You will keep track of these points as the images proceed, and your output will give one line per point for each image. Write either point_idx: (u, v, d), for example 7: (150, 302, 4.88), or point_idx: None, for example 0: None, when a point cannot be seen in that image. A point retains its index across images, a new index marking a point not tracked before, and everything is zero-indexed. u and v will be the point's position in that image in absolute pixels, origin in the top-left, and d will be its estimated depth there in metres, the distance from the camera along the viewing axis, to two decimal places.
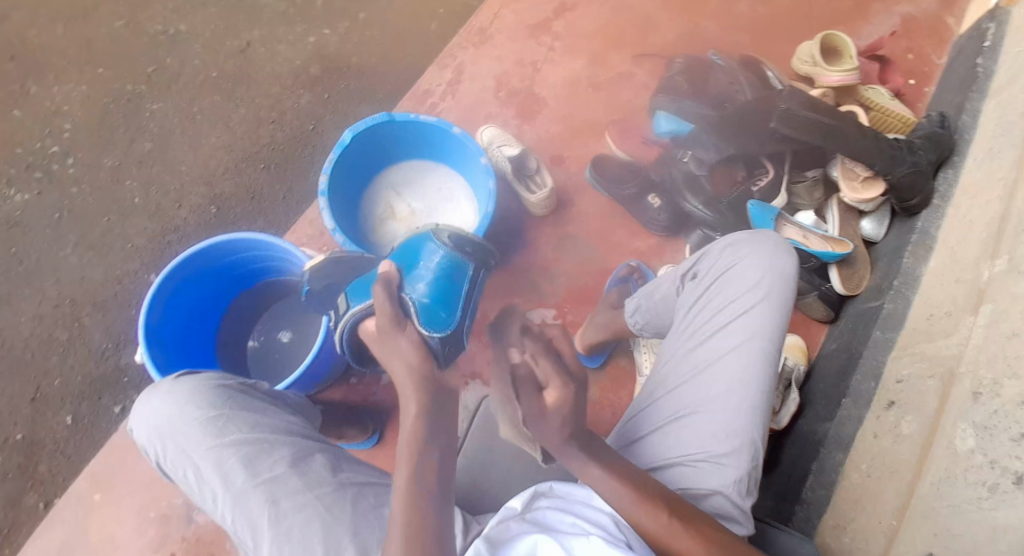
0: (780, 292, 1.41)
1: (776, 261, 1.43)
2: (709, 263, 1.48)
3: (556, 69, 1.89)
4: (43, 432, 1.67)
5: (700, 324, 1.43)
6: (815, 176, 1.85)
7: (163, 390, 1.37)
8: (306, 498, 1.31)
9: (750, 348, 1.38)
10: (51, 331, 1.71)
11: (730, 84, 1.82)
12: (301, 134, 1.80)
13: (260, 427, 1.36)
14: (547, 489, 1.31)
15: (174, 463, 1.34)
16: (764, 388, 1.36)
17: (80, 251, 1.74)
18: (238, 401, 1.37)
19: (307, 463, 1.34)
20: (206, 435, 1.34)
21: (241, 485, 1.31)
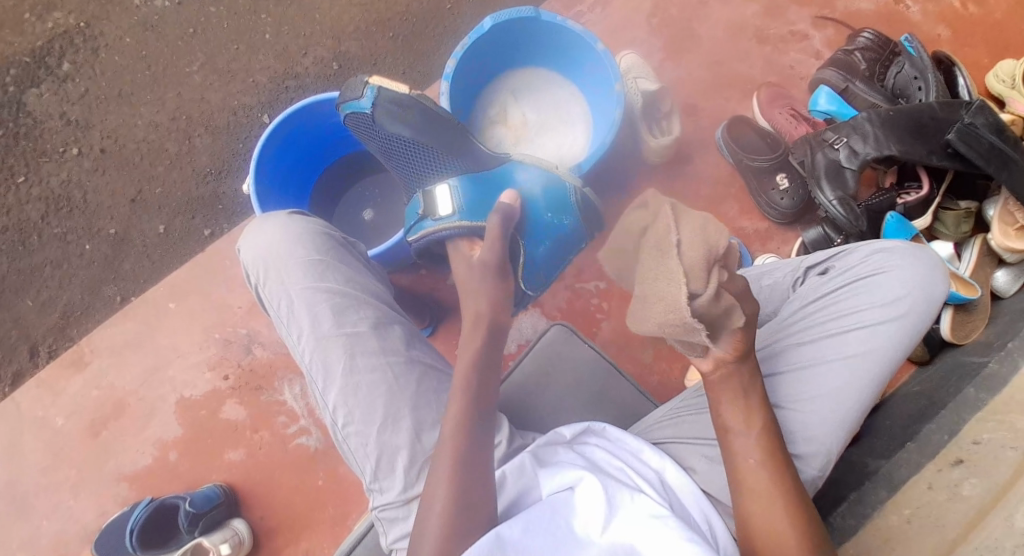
0: (915, 316, 1.31)
1: (927, 284, 1.32)
2: (848, 262, 1.38)
3: (721, 10, 1.71)
4: (135, 232, 1.77)
5: (814, 320, 1.35)
6: (969, 208, 1.64)
7: (276, 223, 1.42)
8: (379, 361, 1.33)
9: (862, 361, 1.29)
10: (163, 141, 1.77)
11: (913, 79, 1.59)
12: (437, 11, 1.72)
13: (354, 283, 1.39)
14: (599, 428, 1.30)
15: (272, 292, 1.38)
16: (861, 404, 1.28)
17: (204, 72, 1.77)
18: (340, 255, 1.41)
19: (388, 329, 1.36)
20: (306, 275, 1.38)
21: (325, 330, 1.34)
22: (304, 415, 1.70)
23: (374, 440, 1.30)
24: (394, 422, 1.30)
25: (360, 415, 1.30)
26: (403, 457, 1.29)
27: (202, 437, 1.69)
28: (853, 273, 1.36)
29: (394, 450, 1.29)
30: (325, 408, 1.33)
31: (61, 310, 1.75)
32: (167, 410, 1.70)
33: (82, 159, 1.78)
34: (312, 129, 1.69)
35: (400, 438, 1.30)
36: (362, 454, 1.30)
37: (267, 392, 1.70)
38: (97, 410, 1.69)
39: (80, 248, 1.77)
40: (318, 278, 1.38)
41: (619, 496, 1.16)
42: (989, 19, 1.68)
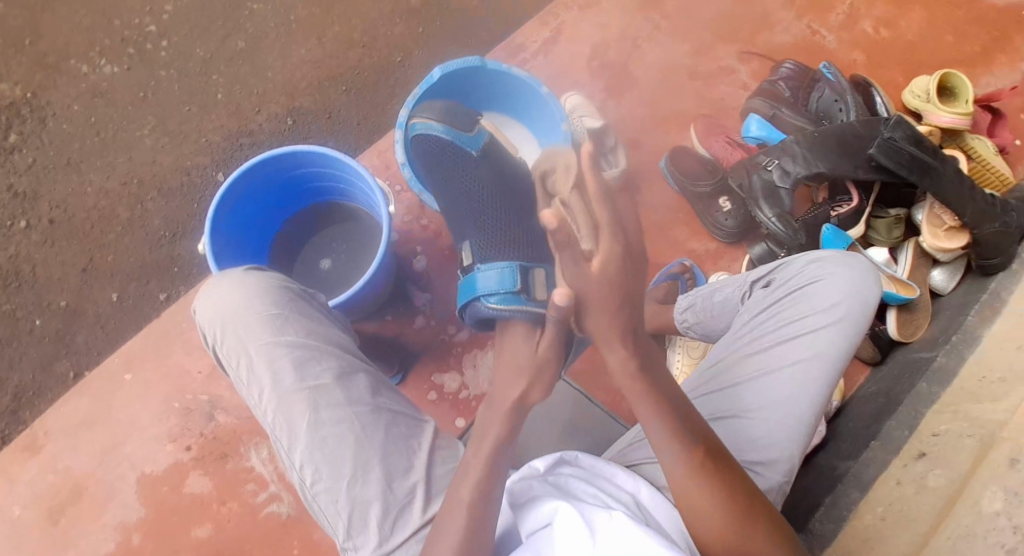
0: (854, 319, 1.36)
1: (860, 288, 1.37)
2: (787, 274, 1.44)
3: (657, 49, 1.81)
4: (87, 303, 1.72)
5: (761, 331, 1.40)
6: (899, 214, 1.76)
7: (229, 279, 1.34)
8: (345, 413, 1.28)
9: (808, 366, 1.33)
10: (115, 207, 1.76)
11: (834, 101, 1.71)
12: (387, 64, 1.78)
13: (315, 333, 1.33)
14: (572, 457, 1.29)
15: (229, 352, 1.31)
16: (813, 408, 1.32)
17: (156, 136, 1.78)
18: (299, 306, 1.34)
19: (352, 379, 1.31)
20: (264, 330, 1.31)
21: (287, 386, 1.27)
22: (273, 480, 1.62)
23: (345, 494, 1.24)
24: (364, 474, 1.25)
25: (328, 470, 1.25)
26: (377, 509, 1.24)
27: (165, 514, 1.59)
28: (792, 284, 1.42)
29: (366, 503, 1.25)
30: (290, 466, 1.27)
31: (11, 392, 1.68)
32: (127, 488, 1.61)
33: (31, 232, 1.75)
34: (267, 187, 1.70)
35: (371, 490, 1.25)
36: (332, 511, 1.25)
37: (232, 459, 1.62)
38: (54, 493, 1.60)
39: (30, 323, 1.71)
40: (277, 332, 1.31)
41: (597, 520, 1.11)
42: (900, 41, 1.83)
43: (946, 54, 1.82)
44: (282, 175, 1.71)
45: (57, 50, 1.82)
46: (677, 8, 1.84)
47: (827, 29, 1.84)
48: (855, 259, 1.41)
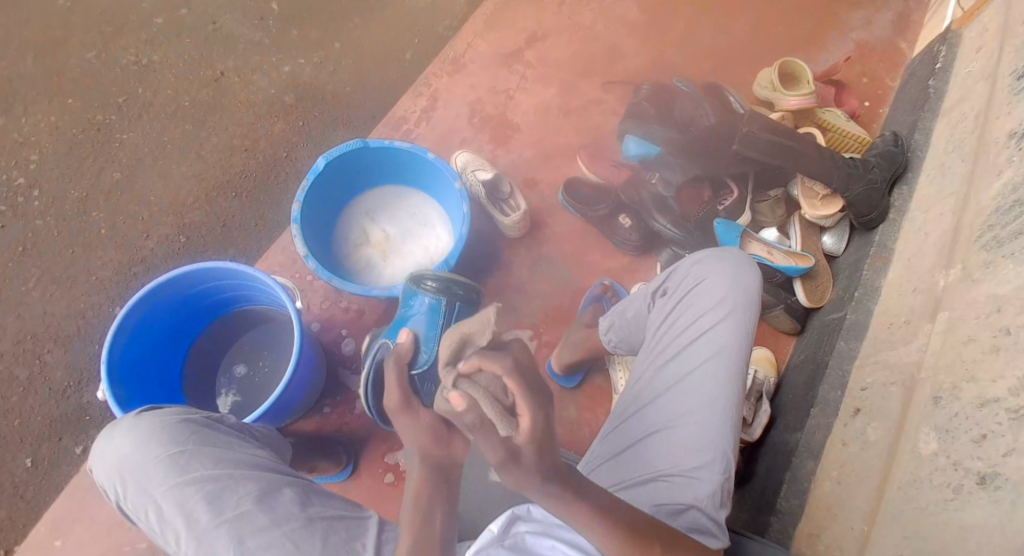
0: (743, 308, 1.43)
1: (740, 278, 1.45)
2: (675, 282, 1.51)
3: (528, 96, 1.90)
4: (1, 474, 1.60)
5: (667, 341, 1.46)
6: (778, 195, 1.91)
7: (123, 430, 1.32)
8: (273, 534, 1.24)
9: (715, 362, 1.40)
10: (11, 369, 1.65)
11: (696, 109, 1.87)
12: (275, 162, 1.79)
13: (225, 462, 1.30)
14: (524, 512, 1.29)
15: (136, 505, 1.28)
16: (732, 401, 1.38)
17: (43, 284, 1.70)
18: (202, 437, 1.31)
19: (275, 498, 1.28)
20: (168, 473, 1.28)
21: (205, 524, 1.24)
22: None
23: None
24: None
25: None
26: None
27: None
28: (681, 290, 1.49)
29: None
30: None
31: None
32: None
33: None
34: (159, 315, 1.65)
35: None
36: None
37: None
38: None
39: None
40: (183, 472, 1.28)
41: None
42: (739, 45, 2.01)
43: (786, 49, 2.01)
44: (174, 296, 1.66)
45: None
46: (537, 56, 1.94)
47: (674, 47, 1.99)
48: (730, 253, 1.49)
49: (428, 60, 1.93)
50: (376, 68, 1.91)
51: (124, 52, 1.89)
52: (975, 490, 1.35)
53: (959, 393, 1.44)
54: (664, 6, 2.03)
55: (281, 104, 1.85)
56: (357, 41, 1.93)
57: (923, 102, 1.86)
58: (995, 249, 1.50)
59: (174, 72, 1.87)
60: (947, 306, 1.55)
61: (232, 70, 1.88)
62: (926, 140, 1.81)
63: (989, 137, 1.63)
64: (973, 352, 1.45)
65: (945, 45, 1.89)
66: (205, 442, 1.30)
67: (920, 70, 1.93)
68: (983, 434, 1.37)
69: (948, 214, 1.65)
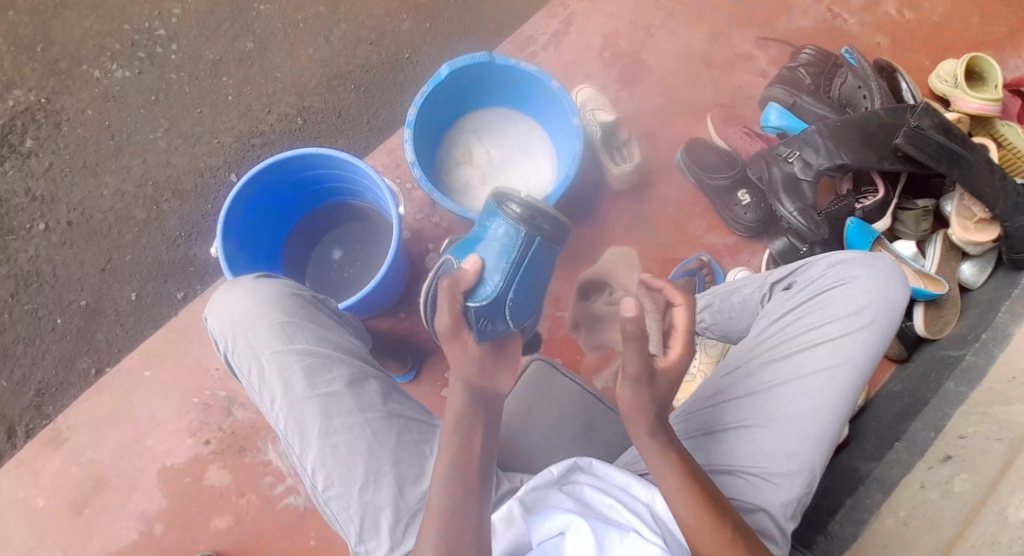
0: (879, 324, 1.33)
1: (888, 292, 1.34)
2: (810, 276, 1.40)
3: (670, 38, 1.75)
4: (107, 302, 1.75)
5: (782, 335, 1.37)
6: (926, 206, 1.70)
7: (240, 287, 1.37)
8: (356, 419, 1.30)
9: (832, 373, 1.31)
10: (131, 209, 1.78)
11: (857, 88, 1.65)
12: (396, 61, 1.77)
13: (326, 341, 1.35)
14: (586, 464, 1.27)
15: (240, 360, 1.34)
16: (839, 416, 1.30)
17: (169, 137, 1.79)
18: (309, 313, 1.37)
19: (363, 386, 1.33)
20: (275, 338, 1.33)
21: (299, 393, 1.30)
22: (290, 474, 1.65)
23: (357, 500, 1.26)
24: (375, 480, 1.27)
25: (340, 476, 1.27)
26: (388, 516, 1.26)
27: (187, 508, 1.63)
28: (815, 286, 1.38)
29: (378, 510, 1.26)
30: (302, 472, 1.29)
31: (36, 388, 1.72)
32: (149, 482, 1.64)
33: (50, 234, 1.77)
34: (278, 187, 1.71)
35: (381, 497, 1.27)
36: (344, 515, 1.27)
37: (251, 453, 1.65)
38: (78, 490, 1.63)
39: (52, 323, 1.74)
40: (289, 340, 1.34)
41: (610, 539, 1.14)
42: (926, 23, 1.75)
43: (981, 38, 1.74)
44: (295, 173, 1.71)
45: (69, 54, 1.84)
46: None
47: (848, 11, 1.76)
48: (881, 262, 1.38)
49: None
50: None
51: None
52: None
53: None
54: None
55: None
56: None
57: None
58: None
59: None
60: None
61: None
62: None
63: None
64: None
65: None
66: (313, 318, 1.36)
67: None
68: None
69: None
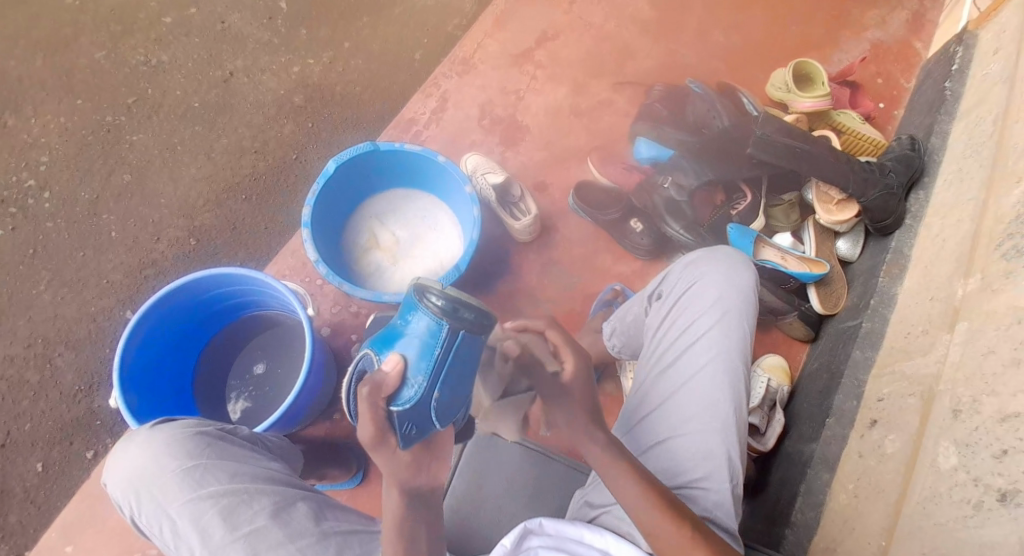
0: (739, 308, 1.40)
1: (734, 278, 1.42)
2: (670, 284, 1.48)
3: (539, 97, 1.88)
4: (13, 480, 1.60)
5: (663, 346, 1.43)
6: (791, 199, 1.89)
7: (137, 441, 1.31)
8: (289, 550, 1.25)
9: (715, 367, 1.36)
10: (22, 373, 1.65)
11: (707, 110, 1.83)
12: (283, 164, 1.79)
13: (239, 477, 1.30)
14: (536, 526, 1.26)
15: (149, 519, 1.28)
16: (735, 405, 1.35)
17: (53, 288, 1.69)
18: (216, 450, 1.31)
19: (289, 513, 1.29)
20: (182, 489, 1.28)
21: (219, 540, 1.25)
22: None
23: None
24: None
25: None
26: None
27: None
28: (675, 293, 1.46)
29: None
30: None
31: None
32: None
33: None
34: (169, 322, 1.64)
35: None
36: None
37: None
38: None
39: None
40: (198, 486, 1.28)
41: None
42: (752, 42, 1.98)
43: (799, 49, 1.99)
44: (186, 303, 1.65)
45: None
46: (548, 56, 1.92)
47: (687, 44, 1.97)
48: (724, 252, 1.46)
49: (437, 60, 1.91)
50: (386, 68, 1.89)
51: (133, 52, 1.88)
52: (995, 507, 1.33)
53: (979, 407, 1.42)
54: (675, 4, 2.00)
55: (290, 104, 1.84)
56: (366, 39, 1.91)
57: (939, 104, 1.84)
58: (1015, 258, 1.48)
59: (183, 73, 1.86)
60: (965, 315, 1.53)
61: (241, 70, 1.87)
62: (944, 144, 1.79)
63: (1009, 141, 1.60)
64: (993, 365, 1.43)
65: (962, 46, 1.86)
66: (220, 455, 1.30)
67: (935, 71, 1.91)
68: (1003, 449, 1.35)
69: (967, 220, 1.63)
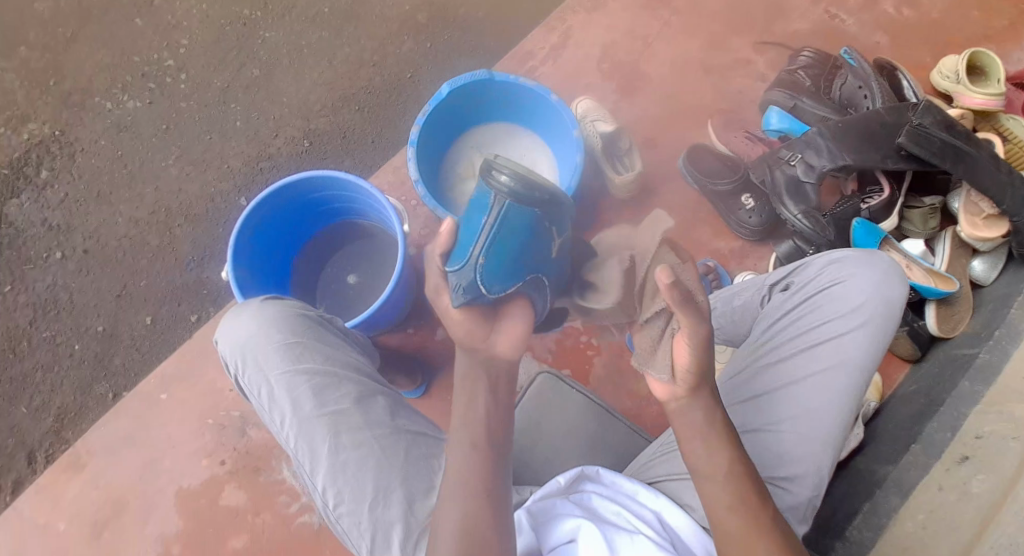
0: (881, 319, 1.27)
1: (886, 286, 1.28)
2: (806, 277, 1.34)
3: (667, 45, 1.79)
4: (123, 327, 1.73)
5: (782, 340, 1.31)
6: (933, 204, 1.68)
7: (250, 309, 1.33)
8: (365, 436, 1.25)
9: (834, 374, 1.25)
10: (144, 234, 1.77)
11: (858, 88, 1.65)
12: (398, 81, 1.83)
13: (333, 360, 1.31)
14: (593, 472, 1.26)
15: (250, 382, 1.29)
16: (843, 418, 1.24)
17: (180, 164, 1.81)
18: (315, 332, 1.32)
19: (371, 403, 1.28)
20: (281, 360, 1.28)
21: (308, 413, 1.25)
22: (304, 492, 1.61)
23: (367, 517, 1.21)
24: (385, 496, 1.22)
25: (351, 494, 1.22)
26: (399, 532, 1.20)
27: (204, 527, 1.59)
28: (810, 287, 1.33)
29: (388, 526, 1.21)
30: (314, 491, 1.24)
31: (56, 413, 1.69)
32: (166, 503, 1.61)
33: (67, 262, 1.76)
34: (286, 208, 1.59)
35: (393, 512, 1.21)
36: (357, 532, 1.22)
37: (266, 472, 1.62)
38: (97, 510, 1.61)
39: (70, 348, 1.72)
40: (296, 362, 1.29)
41: (619, 540, 1.16)
42: (927, 18, 1.78)
43: (972, 39, 1.76)
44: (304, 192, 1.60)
45: (80, 88, 1.85)
46: (686, 3, 1.82)
47: (845, 12, 1.80)
48: (878, 257, 1.31)
49: None
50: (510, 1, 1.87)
51: None
52: None
53: None
54: None
55: (414, 21, 1.86)
56: None
57: None
58: None
59: None
60: None
61: None
62: None
63: None
64: None
65: None
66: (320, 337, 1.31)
67: None
68: None
69: None
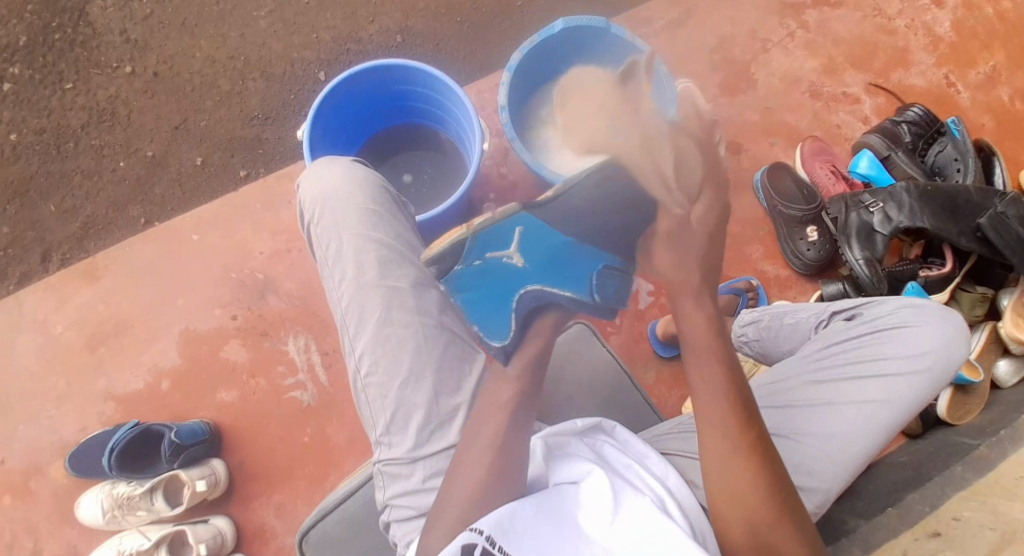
0: (939, 374, 1.28)
1: (955, 346, 1.28)
2: (876, 311, 1.35)
3: (783, 58, 1.76)
4: (172, 160, 1.71)
5: (836, 360, 1.31)
6: (985, 292, 1.68)
7: (338, 167, 1.33)
8: (413, 319, 1.24)
9: (879, 408, 1.25)
10: (216, 77, 1.74)
11: (954, 160, 1.64)
12: (507, 7, 1.79)
13: (403, 238, 1.30)
14: (609, 427, 1.20)
15: (321, 233, 1.30)
16: (871, 450, 1.25)
17: (271, 19, 1.76)
18: (391, 206, 1.32)
19: (426, 290, 1.28)
20: (355, 222, 1.28)
21: (367, 280, 1.26)
22: (303, 369, 1.61)
23: (393, 394, 1.22)
24: (416, 381, 1.22)
25: (385, 368, 1.23)
26: (419, 417, 1.21)
27: (196, 373, 1.61)
28: (880, 322, 1.33)
29: (411, 408, 1.22)
30: (350, 353, 1.25)
31: (82, 221, 1.68)
32: (167, 340, 1.62)
33: (134, 78, 1.73)
34: (376, 86, 1.56)
35: (419, 397, 1.22)
36: (378, 406, 1.23)
37: (270, 340, 1.62)
38: (99, 325, 1.62)
39: (114, 164, 1.70)
40: (370, 228, 1.29)
41: (627, 494, 1.09)
42: None
43: None
44: (399, 79, 1.57)
45: None
46: (816, 20, 1.78)
47: (963, 84, 1.77)
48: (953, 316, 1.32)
49: None
50: None
51: None
52: None
53: None
54: (970, 35, 1.80)
55: None
56: None
57: None
58: None
59: None
60: None
61: None
62: None
63: None
64: None
65: None
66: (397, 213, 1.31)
67: None
68: None
69: None
